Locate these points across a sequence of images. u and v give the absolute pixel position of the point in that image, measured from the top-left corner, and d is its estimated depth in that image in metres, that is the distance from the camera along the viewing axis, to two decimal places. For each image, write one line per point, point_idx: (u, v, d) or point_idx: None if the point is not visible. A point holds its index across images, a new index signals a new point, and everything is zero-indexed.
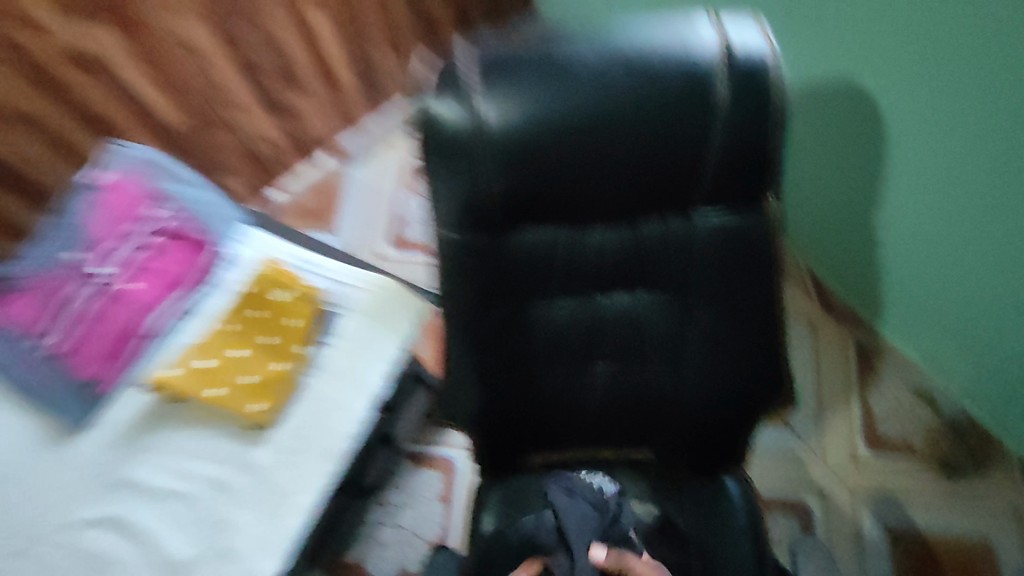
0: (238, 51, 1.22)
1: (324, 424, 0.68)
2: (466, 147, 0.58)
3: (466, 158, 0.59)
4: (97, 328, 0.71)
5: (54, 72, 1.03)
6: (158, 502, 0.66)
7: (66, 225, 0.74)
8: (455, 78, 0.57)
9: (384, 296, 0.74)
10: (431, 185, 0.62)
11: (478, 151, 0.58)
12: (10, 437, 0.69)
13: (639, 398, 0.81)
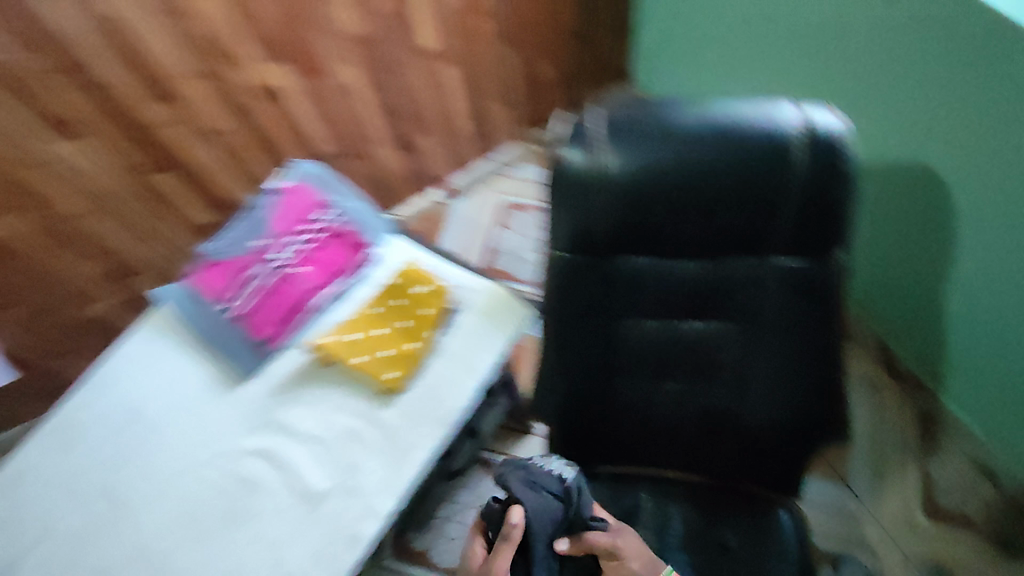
0: (383, 96, 1.43)
1: (440, 396, 0.83)
2: (587, 188, 0.74)
3: (586, 196, 0.74)
4: (271, 300, 0.89)
5: (246, 101, 1.24)
6: (303, 441, 0.81)
7: (258, 218, 0.94)
8: (584, 133, 0.73)
9: (497, 301, 0.90)
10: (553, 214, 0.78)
11: (595, 190, 0.74)
12: (195, 377, 0.87)
13: (703, 414, 0.94)
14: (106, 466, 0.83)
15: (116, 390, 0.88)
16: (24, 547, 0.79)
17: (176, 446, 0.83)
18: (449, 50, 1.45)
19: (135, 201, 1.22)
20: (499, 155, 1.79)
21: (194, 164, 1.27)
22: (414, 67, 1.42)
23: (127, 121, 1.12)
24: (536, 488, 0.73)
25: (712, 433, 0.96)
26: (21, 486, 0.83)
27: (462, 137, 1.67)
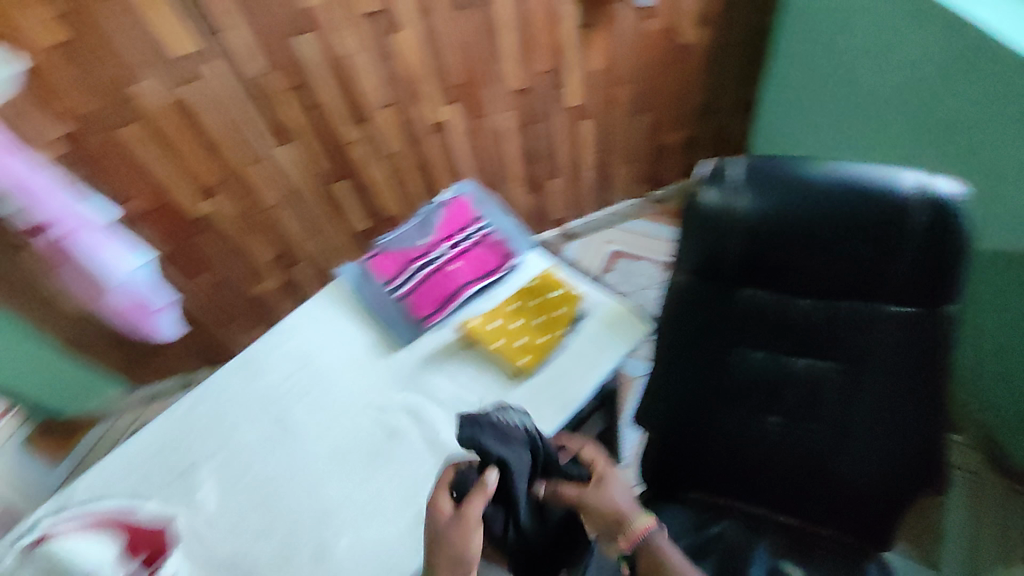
0: (526, 143, 1.60)
1: (564, 386, 0.94)
2: (719, 221, 0.85)
3: (718, 228, 0.85)
4: (428, 286, 1.06)
5: (414, 130, 1.45)
6: (441, 405, 0.96)
7: (426, 223, 1.14)
8: (723, 175, 0.84)
9: (622, 314, 1.00)
10: (685, 241, 0.89)
11: (725, 222, 0.85)
12: (358, 341, 1.05)
13: (798, 452, 1.01)
14: (277, 396, 1.02)
15: (292, 341, 1.07)
16: (208, 450, 0.98)
17: (336, 391, 1.01)
18: (595, 112, 1.60)
19: (313, 201, 1.49)
20: (616, 207, 1.92)
21: (364, 179, 1.50)
22: (562, 123, 1.58)
23: (326, 135, 1.37)
24: (507, 445, 0.74)
25: (804, 472, 1.02)
26: (209, 401, 1.03)
27: (590, 190, 1.82)
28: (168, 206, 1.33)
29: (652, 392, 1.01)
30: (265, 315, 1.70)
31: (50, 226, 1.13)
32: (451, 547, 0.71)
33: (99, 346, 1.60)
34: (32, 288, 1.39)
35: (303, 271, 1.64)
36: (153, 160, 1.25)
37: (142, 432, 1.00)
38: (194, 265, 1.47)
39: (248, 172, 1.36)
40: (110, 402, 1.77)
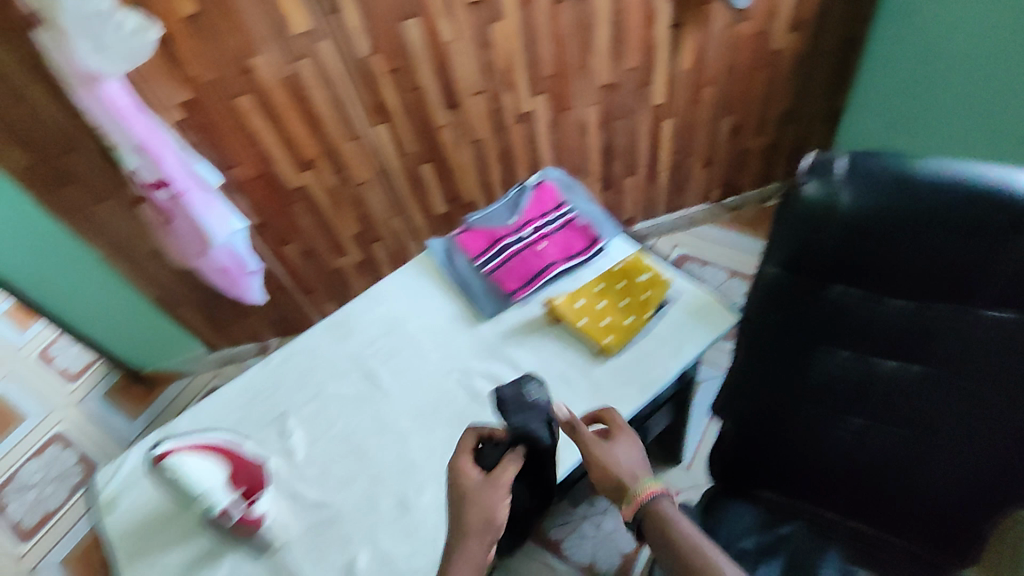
0: (607, 138, 1.61)
1: (647, 368, 0.96)
2: (816, 218, 0.76)
3: (814, 225, 0.77)
4: (515, 263, 1.09)
5: (502, 116, 1.48)
6: (523, 376, 0.98)
7: (513, 204, 1.17)
8: (825, 169, 0.75)
9: (706, 303, 1.01)
10: (775, 232, 0.82)
11: (823, 224, 0.76)
12: (444, 310, 1.09)
13: (874, 454, 0.99)
14: (364, 356, 1.06)
15: (379, 307, 1.12)
16: (300, 401, 1.02)
17: (421, 355, 1.04)
18: (677, 111, 1.60)
19: (397, 182, 1.56)
20: (689, 211, 1.92)
21: (447, 164, 1.55)
22: (643, 121, 1.59)
23: (418, 117, 1.42)
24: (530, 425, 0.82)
25: (878, 472, 1.00)
26: (301, 356, 1.07)
27: (664, 191, 1.82)
28: (267, 176, 1.42)
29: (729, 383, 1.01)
30: (341, 289, 1.78)
31: (171, 182, 1.24)
32: (480, 509, 0.75)
33: (190, 304, 1.72)
34: (139, 244, 1.51)
35: (380, 249, 1.71)
36: (259, 131, 1.33)
37: (238, 381, 1.05)
38: (283, 234, 1.56)
39: (342, 149, 1.43)
40: (192, 359, 1.91)
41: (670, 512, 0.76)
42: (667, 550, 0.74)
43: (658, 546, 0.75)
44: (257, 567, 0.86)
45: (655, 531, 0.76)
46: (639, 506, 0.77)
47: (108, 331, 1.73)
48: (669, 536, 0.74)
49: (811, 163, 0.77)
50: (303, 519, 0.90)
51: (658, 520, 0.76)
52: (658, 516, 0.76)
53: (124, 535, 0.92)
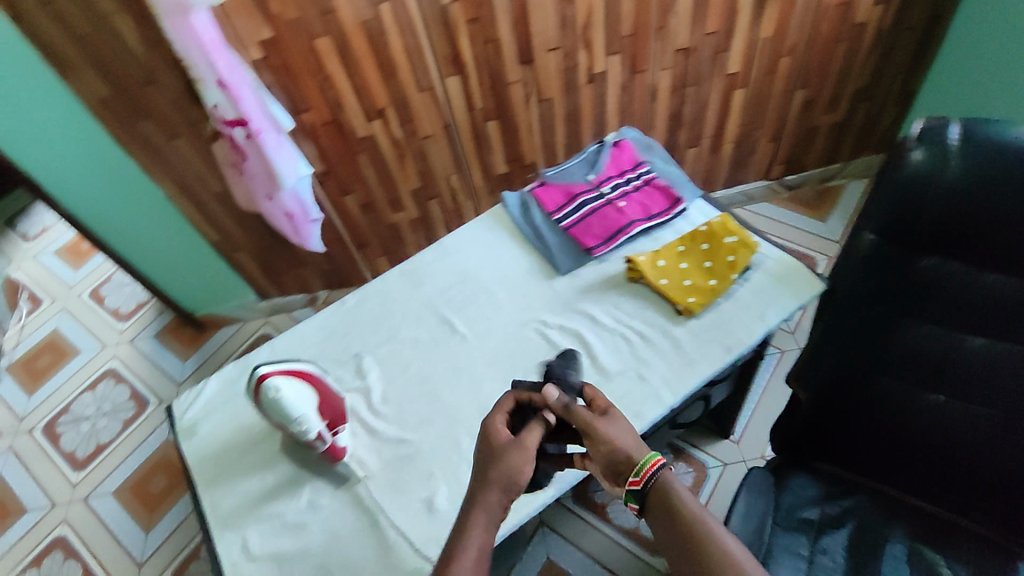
0: (676, 105, 1.57)
1: (729, 331, 0.94)
2: (920, 181, 0.71)
3: (917, 189, 0.72)
4: (593, 219, 1.07)
5: (574, 76, 1.45)
6: (601, 332, 0.97)
7: (591, 161, 1.16)
8: (935, 136, 0.71)
9: (794, 270, 0.98)
10: (874, 197, 0.77)
11: (924, 191, 0.72)
12: (519, 264, 1.09)
13: (948, 445, 0.91)
14: (438, 304, 1.06)
15: (452, 257, 1.12)
16: (376, 342, 1.04)
17: (495, 305, 1.04)
18: (751, 81, 1.55)
19: (461, 137, 1.54)
20: (745, 186, 1.88)
21: (513, 122, 1.53)
22: (716, 89, 1.55)
23: (490, 71, 1.40)
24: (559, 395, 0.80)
25: (949, 464, 0.93)
26: (375, 300, 1.09)
27: (726, 165, 1.78)
28: (336, 123, 1.41)
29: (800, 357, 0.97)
30: (393, 245, 1.78)
31: (249, 121, 1.25)
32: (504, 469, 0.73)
33: (245, 251, 1.74)
34: (204, 185, 1.52)
35: (436, 207, 1.70)
36: (333, 75, 1.32)
37: (314, 321, 1.09)
38: (345, 184, 1.56)
39: (412, 99, 1.41)
40: (244, 306, 1.93)
41: (679, 487, 0.69)
42: (674, 529, 0.67)
43: (665, 524, 0.68)
44: (337, 497, 0.88)
45: (660, 507, 0.69)
46: (646, 479, 0.70)
47: (165, 272, 1.76)
48: (677, 514, 0.68)
49: (920, 126, 0.73)
50: (381, 455, 0.91)
51: (667, 495, 0.68)
52: (666, 491, 0.69)
53: (206, 457, 0.96)
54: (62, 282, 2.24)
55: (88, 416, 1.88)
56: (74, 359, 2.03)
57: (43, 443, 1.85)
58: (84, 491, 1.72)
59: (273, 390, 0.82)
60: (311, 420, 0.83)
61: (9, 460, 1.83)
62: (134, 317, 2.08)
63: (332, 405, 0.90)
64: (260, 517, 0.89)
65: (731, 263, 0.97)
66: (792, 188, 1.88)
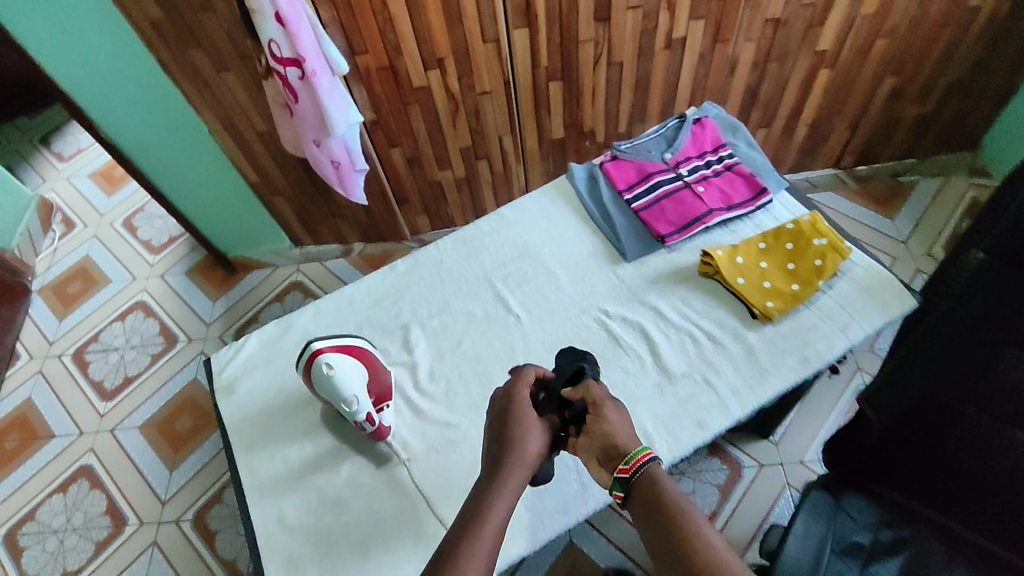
0: (754, 83, 1.45)
1: (809, 342, 0.86)
2: None
3: None
4: (668, 204, 0.98)
5: (650, 41, 1.33)
6: (668, 328, 0.91)
7: (669, 138, 1.06)
8: None
9: (886, 284, 0.89)
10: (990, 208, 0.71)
11: None
12: (582, 244, 1.01)
13: None
14: (491, 278, 1.00)
15: (510, 229, 1.05)
16: (425, 313, 0.98)
17: (555, 287, 0.97)
18: (840, 63, 1.42)
19: (520, 97, 1.44)
20: (811, 173, 1.75)
21: (577, 86, 1.42)
22: (801, 68, 1.42)
23: (563, 26, 1.29)
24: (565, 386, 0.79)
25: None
26: (426, 268, 1.03)
27: (796, 150, 1.66)
28: (392, 69, 1.32)
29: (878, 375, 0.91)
30: (434, 203, 1.72)
31: (305, 61, 1.16)
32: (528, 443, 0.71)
33: (284, 196, 1.68)
34: (249, 123, 1.44)
35: (484, 168, 1.62)
36: (396, 17, 1.22)
37: (361, 284, 1.03)
38: (392, 135, 1.48)
39: (475, 50, 1.31)
40: (277, 252, 1.89)
41: (666, 481, 0.67)
42: (654, 521, 0.64)
43: (645, 515, 0.65)
44: (378, 476, 0.85)
45: (644, 498, 0.66)
46: (636, 468, 0.68)
47: (202, 210, 1.71)
48: (659, 505, 0.65)
49: None
50: (427, 437, 0.88)
51: (654, 486, 0.66)
52: (652, 482, 0.66)
53: (246, 419, 0.93)
54: (96, 208, 2.21)
55: (117, 347, 1.88)
56: (106, 288, 2.02)
57: (72, 369, 1.85)
58: (111, 423, 1.73)
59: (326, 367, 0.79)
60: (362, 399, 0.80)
61: (39, 382, 1.84)
62: (166, 251, 2.05)
63: (381, 379, 0.86)
64: (299, 489, 0.86)
65: (818, 268, 0.88)
66: (861, 180, 1.75)
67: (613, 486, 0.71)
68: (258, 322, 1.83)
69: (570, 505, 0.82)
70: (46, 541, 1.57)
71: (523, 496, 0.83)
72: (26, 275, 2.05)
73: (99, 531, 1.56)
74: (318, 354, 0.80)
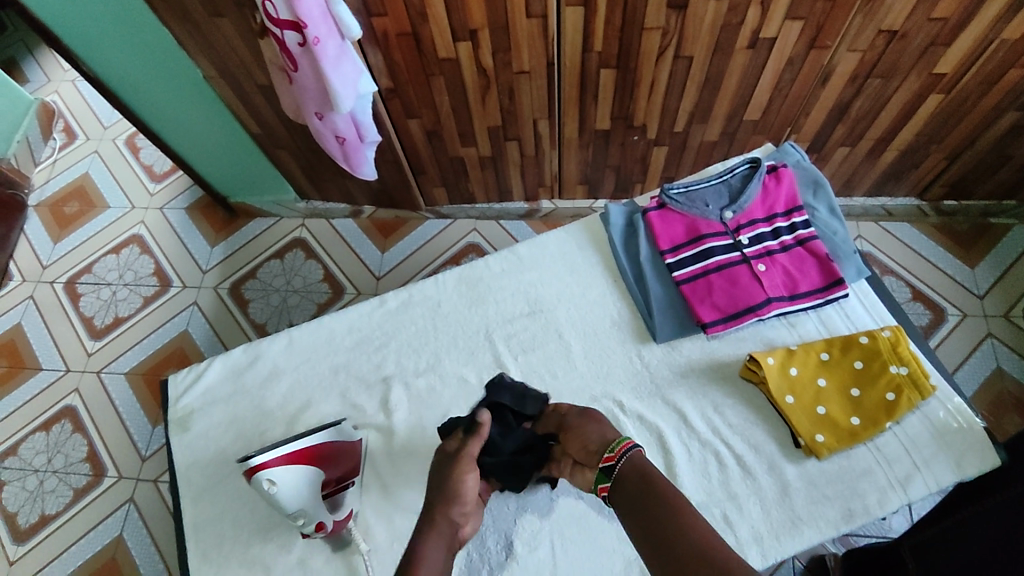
0: (846, 96, 1.20)
1: (860, 492, 0.72)
2: None
3: None
4: (718, 282, 0.82)
5: (730, 38, 1.09)
6: (691, 441, 0.77)
7: (733, 190, 0.87)
8: None
9: (968, 430, 0.73)
10: None
11: None
12: (607, 310, 0.86)
13: None
14: (494, 336, 0.86)
15: (524, 275, 0.90)
16: (411, 369, 0.86)
17: (565, 362, 0.83)
18: (958, 88, 1.16)
19: (564, 81, 1.21)
20: (890, 200, 1.52)
21: (634, 76, 1.18)
22: (908, 88, 1.17)
23: (629, 8, 1.04)
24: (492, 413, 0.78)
25: None
26: (421, 310, 0.89)
27: (877, 174, 1.42)
28: (414, 36, 1.10)
29: (944, 527, 0.73)
30: (454, 178, 1.53)
31: (306, 27, 0.95)
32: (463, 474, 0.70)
33: (288, 150, 1.48)
34: (248, 74, 1.23)
35: (513, 149, 1.41)
36: None
37: (344, 317, 0.90)
38: (410, 106, 1.27)
39: (517, 25, 1.08)
40: (281, 203, 1.73)
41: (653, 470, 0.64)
42: (641, 510, 0.60)
43: (633, 505, 0.61)
44: (332, 562, 0.76)
45: (630, 487, 0.63)
46: (621, 456, 0.66)
47: (201, 155, 1.54)
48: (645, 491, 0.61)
49: None
50: (393, 526, 0.78)
51: (644, 475, 0.63)
52: (640, 470, 0.63)
53: (200, 464, 0.83)
54: (100, 120, 1.95)
55: (109, 282, 1.73)
56: (103, 214, 1.82)
57: (63, 299, 1.72)
58: (98, 365, 1.63)
59: (267, 488, 0.68)
60: (310, 512, 0.72)
61: (30, 309, 1.71)
62: (168, 181, 1.85)
63: (344, 453, 0.77)
64: (244, 562, 0.78)
65: (888, 403, 0.73)
66: (945, 215, 1.51)
67: (597, 478, 0.67)
68: (255, 278, 1.69)
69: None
70: (27, 479, 1.53)
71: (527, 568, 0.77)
72: (22, 188, 1.84)
73: (78, 477, 1.51)
74: (259, 470, 0.68)
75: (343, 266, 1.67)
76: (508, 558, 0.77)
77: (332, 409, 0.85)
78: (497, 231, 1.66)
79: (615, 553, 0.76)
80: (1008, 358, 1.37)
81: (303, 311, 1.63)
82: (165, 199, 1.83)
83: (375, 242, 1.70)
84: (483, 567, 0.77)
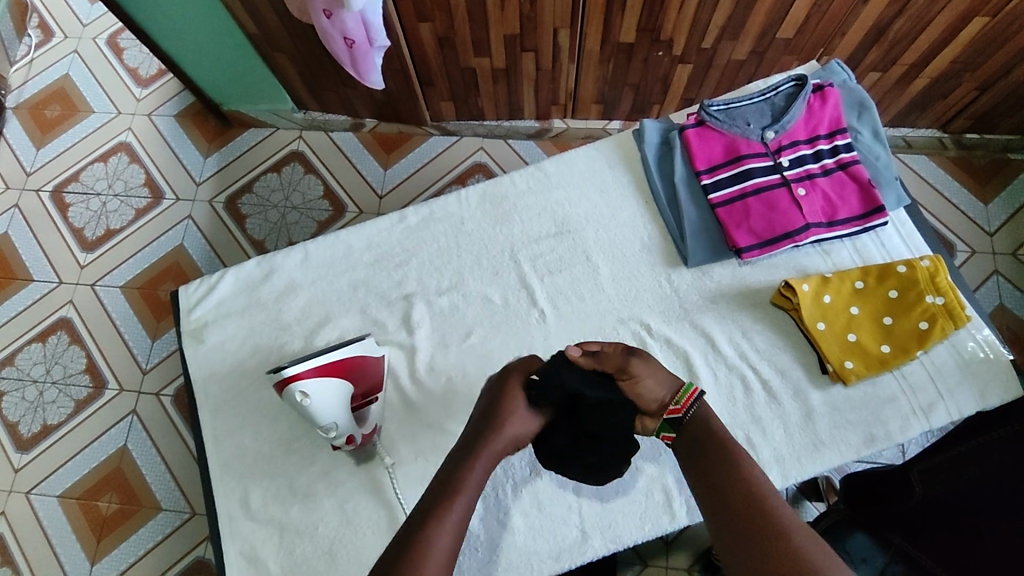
0: (886, 17, 1.14)
1: (881, 414, 0.77)
2: None
3: None
4: (758, 207, 0.83)
5: None
6: (720, 366, 0.81)
7: (775, 108, 0.87)
8: None
9: (993, 362, 0.78)
10: None
11: None
12: (636, 231, 0.88)
13: None
14: (520, 257, 0.87)
15: (551, 193, 0.90)
16: (433, 287, 0.86)
17: (593, 284, 0.85)
18: (1005, 11, 1.10)
19: None
20: (911, 130, 1.48)
21: None
22: (953, 9, 1.10)
23: None
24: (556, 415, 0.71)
25: None
26: (443, 227, 0.88)
27: (905, 102, 1.37)
28: None
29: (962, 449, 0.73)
30: (464, 91, 1.46)
31: None
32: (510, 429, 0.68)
33: (288, 55, 1.39)
34: None
35: (530, 61, 1.33)
36: None
37: (362, 232, 0.88)
38: (422, 8, 1.17)
39: None
40: (277, 113, 1.64)
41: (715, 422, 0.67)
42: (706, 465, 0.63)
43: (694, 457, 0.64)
44: (356, 473, 0.77)
45: (696, 433, 0.66)
46: (687, 408, 0.68)
47: (190, 57, 1.43)
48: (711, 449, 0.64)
49: None
50: (416, 442, 0.78)
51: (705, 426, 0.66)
52: (705, 422, 0.66)
53: (220, 378, 0.83)
54: (77, 15, 1.80)
55: (98, 192, 1.65)
56: (87, 119, 1.72)
57: (50, 208, 1.65)
58: (92, 277, 1.58)
59: (301, 399, 0.70)
60: (342, 426, 0.74)
61: (16, 217, 1.64)
62: (156, 85, 1.73)
63: (371, 368, 0.78)
64: (268, 473, 0.78)
65: (920, 333, 0.78)
66: (964, 148, 1.48)
67: (661, 427, 0.69)
68: (251, 192, 1.62)
69: (618, 525, 0.80)
70: (26, 389, 1.51)
71: (563, 502, 0.80)
72: None
73: (79, 389, 1.50)
74: (292, 381, 0.71)
75: (345, 183, 1.61)
76: (533, 474, 0.81)
77: (353, 324, 0.84)
78: (505, 150, 1.60)
79: (636, 471, 0.81)
80: (1011, 295, 1.38)
81: (304, 228, 1.58)
82: (154, 106, 1.72)
83: (377, 158, 1.63)
84: (507, 482, 0.81)
